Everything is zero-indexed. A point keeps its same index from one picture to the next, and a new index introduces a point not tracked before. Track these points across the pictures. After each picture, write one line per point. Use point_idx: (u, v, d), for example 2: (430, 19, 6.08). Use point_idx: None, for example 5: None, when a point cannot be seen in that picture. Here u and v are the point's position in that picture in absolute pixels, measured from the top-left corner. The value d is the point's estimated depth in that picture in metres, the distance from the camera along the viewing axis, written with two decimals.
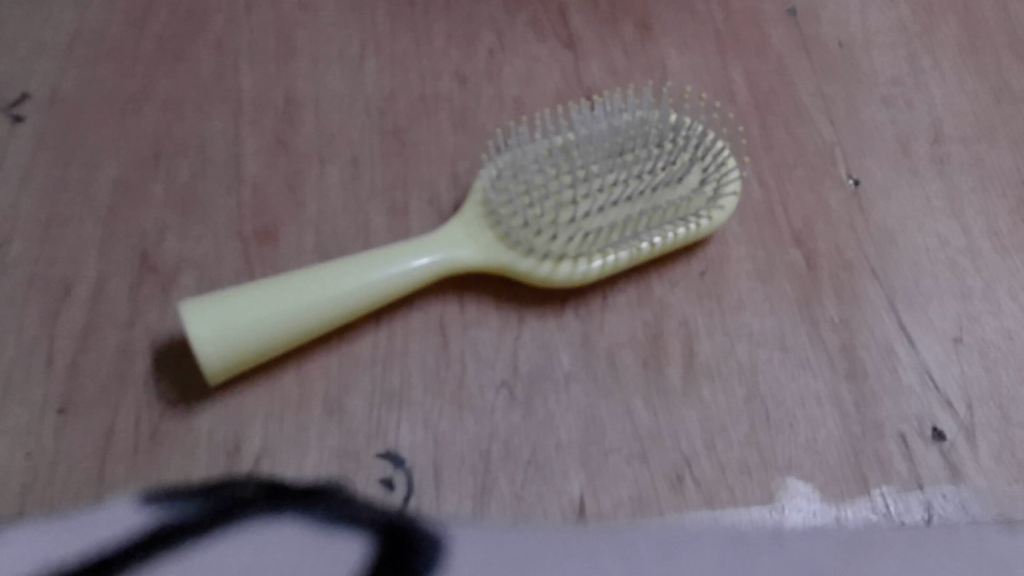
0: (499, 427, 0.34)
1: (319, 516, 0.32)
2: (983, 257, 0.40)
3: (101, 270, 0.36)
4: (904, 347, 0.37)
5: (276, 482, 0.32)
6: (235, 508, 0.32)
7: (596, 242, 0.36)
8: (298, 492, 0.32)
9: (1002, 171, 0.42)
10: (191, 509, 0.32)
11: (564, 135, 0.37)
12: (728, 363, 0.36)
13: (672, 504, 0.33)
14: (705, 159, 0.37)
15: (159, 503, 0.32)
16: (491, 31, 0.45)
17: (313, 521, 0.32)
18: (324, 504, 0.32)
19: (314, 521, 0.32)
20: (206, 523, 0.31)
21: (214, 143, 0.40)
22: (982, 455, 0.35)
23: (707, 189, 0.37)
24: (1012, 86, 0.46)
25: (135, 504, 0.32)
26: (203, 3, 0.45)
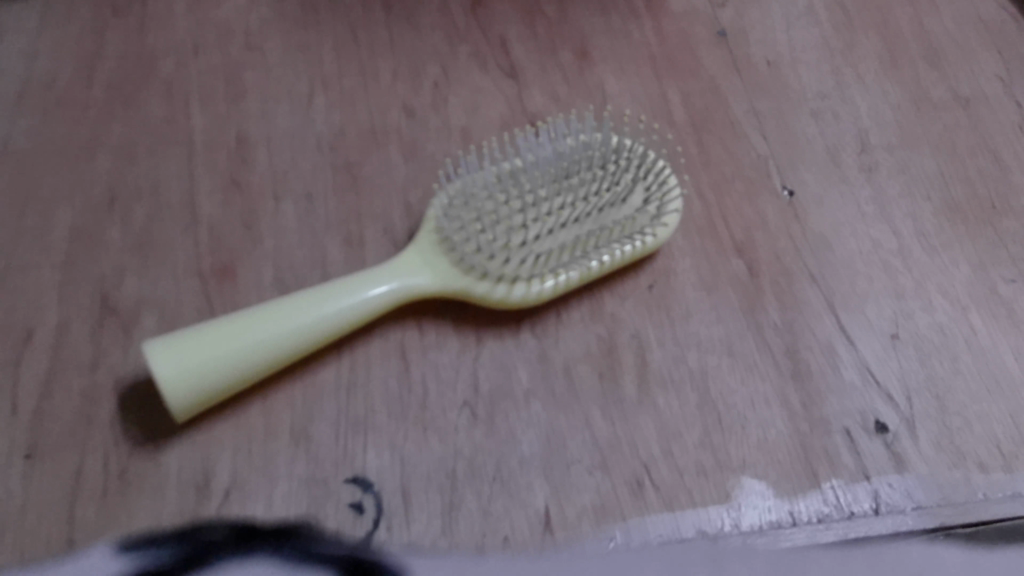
0: (464, 446, 0.35)
1: (290, 556, 0.32)
2: (913, 257, 0.42)
3: (62, 315, 0.37)
4: (844, 346, 0.39)
5: (244, 524, 0.33)
6: (208, 552, 0.32)
7: (547, 263, 0.37)
8: (267, 533, 0.33)
9: (927, 175, 0.45)
10: (166, 554, 0.32)
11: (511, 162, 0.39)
12: (680, 371, 0.38)
13: (634, 508, 0.34)
14: (647, 180, 0.39)
15: (131, 552, 0.32)
16: (436, 64, 0.47)
17: (283, 561, 0.32)
18: (294, 543, 0.33)
19: (285, 560, 0.32)
20: (182, 569, 0.32)
21: (168, 184, 0.41)
22: (923, 444, 0.37)
23: (651, 208, 0.39)
24: (931, 96, 0.48)
25: (109, 557, 0.32)
26: (150, 48, 0.46)
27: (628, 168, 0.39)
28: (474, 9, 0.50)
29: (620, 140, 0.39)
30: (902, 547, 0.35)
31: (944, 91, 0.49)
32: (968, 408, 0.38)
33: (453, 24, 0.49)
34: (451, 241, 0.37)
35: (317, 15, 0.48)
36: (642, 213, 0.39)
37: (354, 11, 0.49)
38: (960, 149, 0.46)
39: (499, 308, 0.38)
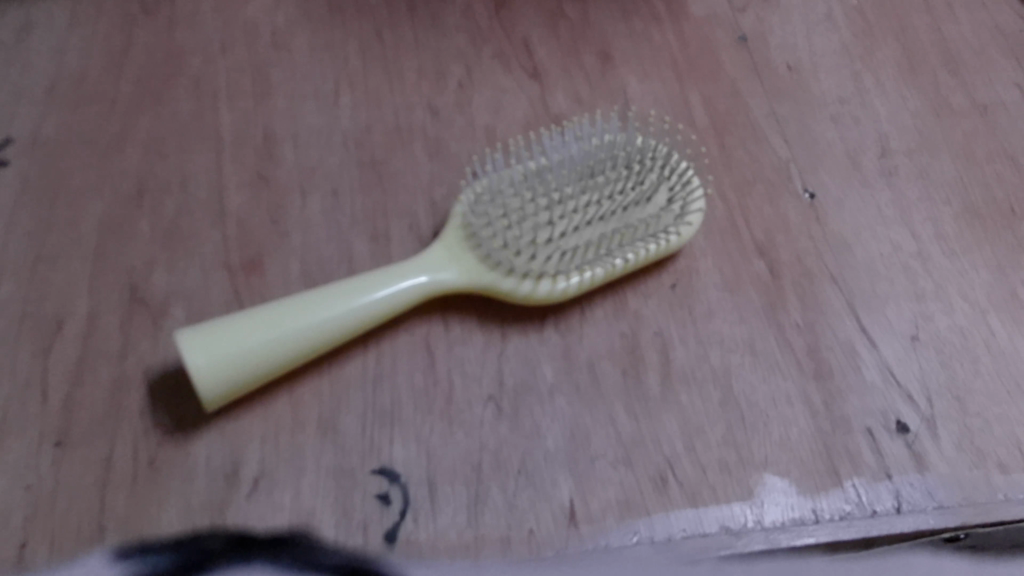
0: (489, 440, 0.35)
1: (288, 565, 0.33)
2: (933, 260, 0.42)
3: (91, 306, 0.37)
4: (865, 347, 0.39)
5: (244, 533, 0.33)
6: (206, 561, 0.32)
7: (573, 260, 0.37)
8: (266, 542, 0.33)
9: (946, 180, 0.45)
10: (164, 561, 0.32)
11: (537, 162, 0.39)
12: (703, 369, 0.38)
13: (657, 504, 0.34)
14: (671, 180, 0.40)
15: (129, 560, 0.32)
16: (460, 65, 0.47)
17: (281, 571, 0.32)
18: (292, 554, 0.33)
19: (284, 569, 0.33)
20: None
21: (197, 179, 0.41)
22: (944, 444, 0.37)
23: (675, 207, 0.39)
24: (950, 102, 0.49)
25: (136, 545, 0.32)
26: (179, 45, 0.47)
27: (653, 167, 0.39)
28: (497, 11, 0.50)
29: (645, 140, 0.40)
30: (910, 557, 0.36)
31: (963, 98, 0.49)
32: (988, 410, 0.38)
33: (477, 26, 0.49)
34: (478, 237, 0.37)
35: (343, 15, 0.49)
36: (666, 213, 0.39)
37: (379, 12, 0.49)
38: (978, 154, 0.46)
39: (525, 304, 0.38)
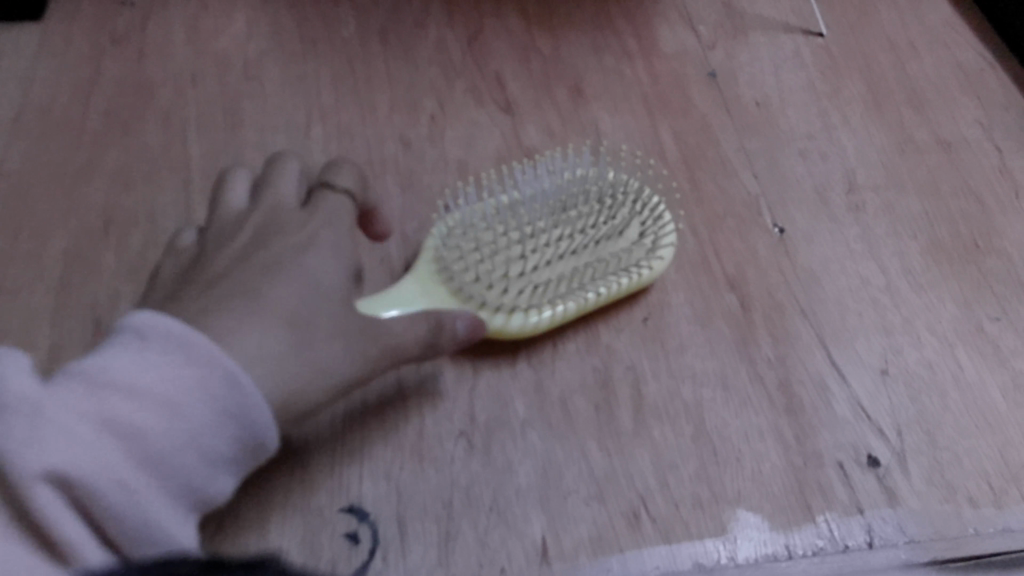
0: (460, 476, 0.35)
1: None
2: (901, 294, 0.43)
3: (53, 340, 0.37)
4: (836, 381, 0.39)
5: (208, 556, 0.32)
6: None
7: (545, 293, 0.37)
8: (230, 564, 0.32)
9: (912, 215, 0.46)
10: None
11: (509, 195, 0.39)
12: (675, 404, 0.38)
13: (630, 540, 0.34)
14: (643, 215, 0.40)
15: None
16: (433, 98, 0.47)
17: None
18: None
19: None
20: None
21: (164, 212, 0.41)
22: (914, 479, 0.37)
23: (646, 242, 0.40)
24: (916, 137, 0.49)
25: None
26: (148, 76, 0.46)
27: (625, 201, 0.39)
28: (469, 46, 0.50)
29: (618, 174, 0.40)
30: None
31: (927, 134, 0.49)
32: (957, 443, 0.38)
33: (450, 60, 0.49)
34: (451, 270, 0.37)
35: (315, 48, 0.49)
36: (638, 246, 0.40)
37: (352, 45, 0.49)
38: (944, 189, 0.47)
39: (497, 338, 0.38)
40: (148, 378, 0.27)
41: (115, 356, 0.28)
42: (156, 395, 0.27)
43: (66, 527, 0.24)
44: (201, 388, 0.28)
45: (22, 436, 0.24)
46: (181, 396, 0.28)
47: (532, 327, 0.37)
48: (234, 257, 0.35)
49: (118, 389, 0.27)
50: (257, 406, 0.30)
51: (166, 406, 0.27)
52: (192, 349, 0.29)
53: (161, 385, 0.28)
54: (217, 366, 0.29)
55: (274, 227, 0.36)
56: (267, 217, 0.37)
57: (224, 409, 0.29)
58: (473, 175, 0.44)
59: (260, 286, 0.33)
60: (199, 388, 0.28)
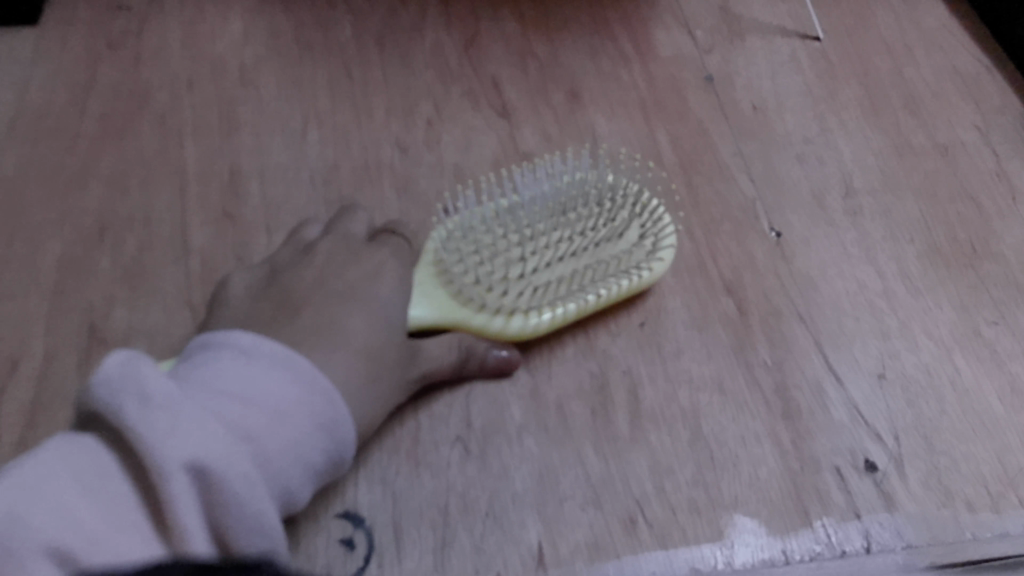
0: (456, 481, 0.35)
1: None
2: (898, 298, 0.42)
3: (48, 345, 0.37)
4: (833, 386, 0.39)
5: None
6: None
7: (545, 296, 0.37)
8: None
9: (909, 219, 0.46)
10: None
11: (507, 198, 0.39)
12: (671, 409, 0.38)
13: (627, 545, 0.34)
14: (643, 216, 0.40)
15: None
16: (429, 102, 0.47)
17: None
18: None
19: None
20: None
21: (160, 216, 0.41)
22: (912, 484, 0.37)
23: (645, 243, 0.39)
24: (913, 141, 0.49)
25: None
26: (144, 80, 0.46)
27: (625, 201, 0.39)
28: (466, 50, 0.50)
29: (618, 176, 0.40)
30: None
31: (924, 139, 0.49)
32: (954, 448, 0.38)
33: (446, 64, 0.49)
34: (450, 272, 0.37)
35: (311, 52, 0.49)
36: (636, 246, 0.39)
37: (349, 50, 0.49)
38: (941, 193, 0.47)
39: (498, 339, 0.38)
40: (252, 391, 0.28)
41: (220, 369, 0.29)
42: (265, 406, 0.28)
43: (192, 517, 0.23)
44: (298, 404, 0.29)
45: (168, 427, 0.24)
46: (283, 408, 0.29)
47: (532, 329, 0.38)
48: (306, 290, 0.35)
49: (233, 396, 0.27)
50: (345, 425, 0.31)
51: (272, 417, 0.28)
52: (282, 371, 0.30)
53: (265, 397, 0.28)
54: (313, 387, 0.30)
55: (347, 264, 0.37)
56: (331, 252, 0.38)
57: (318, 422, 0.30)
58: (471, 176, 0.44)
59: (332, 318, 0.34)
60: (297, 404, 0.29)
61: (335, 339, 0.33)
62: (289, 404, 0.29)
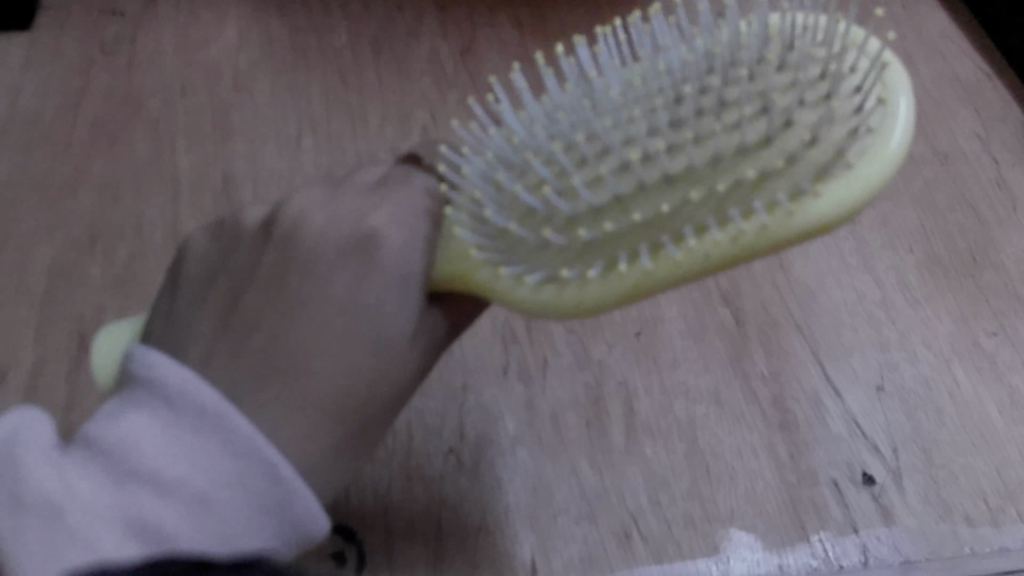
0: (450, 493, 0.35)
1: None
2: (897, 308, 0.42)
3: (38, 354, 0.37)
4: (831, 398, 0.39)
5: None
6: None
7: (614, 240, 0.25)
8: None
9: (909, 228, 0.45)
10: None
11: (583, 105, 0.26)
12: (667, 420, 0.37)
13: (620, 560, 0.34)
14: (817, 98, 0.23)
15: None
16: (425, 109, 0.47)
17: None
18: None
19: None
20: None
21: (152, 224, 0.41)
22: (910, 497, 0.36)
23: (830, 144, 0.22)
24: (913, 149, 0.48)
25: None
26: (137, 86, 0.46)
27: (781, 60, 0.24)
28: (462, 55, 0.50)
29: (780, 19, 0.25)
30: None
31: (925, 147, 0.49)
32: (953, 461, 0.37)
33: (442, 70, 0.49)
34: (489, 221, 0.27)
35: (306, 58, 0.49)
36: (832, 125, 0.23)
37: (344, 56, 0.49)
38: (940, 203, 0.46)
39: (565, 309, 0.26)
40: (176, 466, 0.23)
41: (144, 429, 0.23)
42: (183, 491, 0.23)
43: None
44: (235, 481, 0.24)
45: (44, 538, 0.22)
46: (212, 492, 0.23)
47: (633, 283, 0.24)
48: (259, 286, 0.28)
49: (147, 481, 0.23)
50: (305, 501, 0.24)
51: (197, 502, 0.23)
52: (230, 435, 0.24)
53: (188, 474, 0.23)
54: (255, 458, 0.24)
55: (314, 253, 0.28)
56: (300, 227, 0.29)
57: (258, 504, 0.24)
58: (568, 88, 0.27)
59: (297, 342, 0.26)
60: (229, 484, 0.23)
61: (299, 361, 0.26)
62: (219, 486, 0.23)
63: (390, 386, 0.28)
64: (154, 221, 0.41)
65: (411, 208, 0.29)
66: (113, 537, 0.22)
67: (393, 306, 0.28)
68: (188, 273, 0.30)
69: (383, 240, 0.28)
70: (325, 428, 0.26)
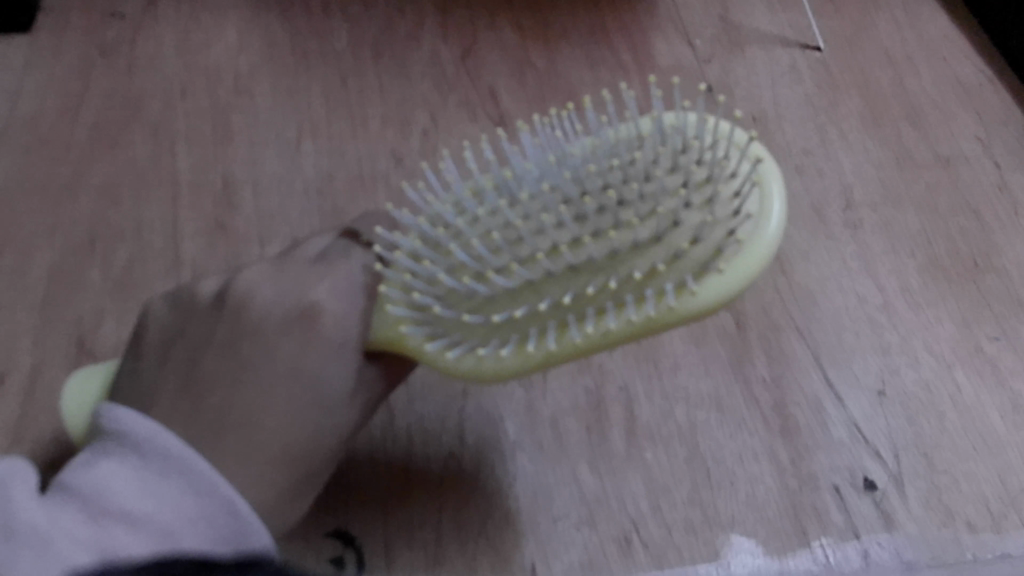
0: (448, 499, 0.35)
1: None
2: (900, 313, 0.42)
3: (37, 357, 0.37)
4: (832, 403, 0.39)
5: None
6: None
7: (518, 325, 0.27)
8: None
9: (911, 232, 0.45)
10: None
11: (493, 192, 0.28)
12: (668, 425, 0.37)
13: (621, 565, 0.34)
14: (698, 199, 0.25)
15: None
16: (425, 112, 0.47)
17: None
18: None
19: None
20: None
21: (151, 227, 0.41)
22: (912, 503, 0.36)
23: (704, 245, 0.25)
24: (915, 154, 0.48)
25: None
26: (137, 89, 0.46)
27: (674, 160, 0.26)
28: (464, 58, 0.50)
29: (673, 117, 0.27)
30: None
31: (927, 150, 0.48)
32: (955, 466, 0.37)
33: (443, 73, 0.49)
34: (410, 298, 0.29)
35: (306, 61, 0.48)
36: (711, 228, 0.25)
37: (344, 59, 0.49)
38: (942, 207, 0.46)
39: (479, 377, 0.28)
40: (145, 504, 0.26)
41: (115, 476, 0.26)
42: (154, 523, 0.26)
43: None
44: (199, 515, 0.26)
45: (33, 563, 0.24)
46: (176, 526, 0.26)
47: (541, 360, 0.26)
48: (215, 354, 0.31)
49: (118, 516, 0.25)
50: (259, 533, 0.27)
51: (162, 534, 0.26)
52: (191, 477, 0.27)
53: (155, 512, 0.26)
54: (216, 497, 0.27)
55: (263, 323, 0.31)
56: (251, 298, 0.32)
57: (218, 537, 0.27)
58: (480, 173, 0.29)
59: (247, 413, 0.29)
60: (193, 518, 0.26)
61: (251, 440, 0.29)
62: (185, 522, 0.26)
63: (332, 437, 0.31)
64: (154, 224, 0.41)
65: (350, 279, 0.32)
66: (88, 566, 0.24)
67: (333, 368, 0.31)
68: (147, 332, 0.33)
69: (325, 311, 0.31)
70: (276, 477, 0.29)
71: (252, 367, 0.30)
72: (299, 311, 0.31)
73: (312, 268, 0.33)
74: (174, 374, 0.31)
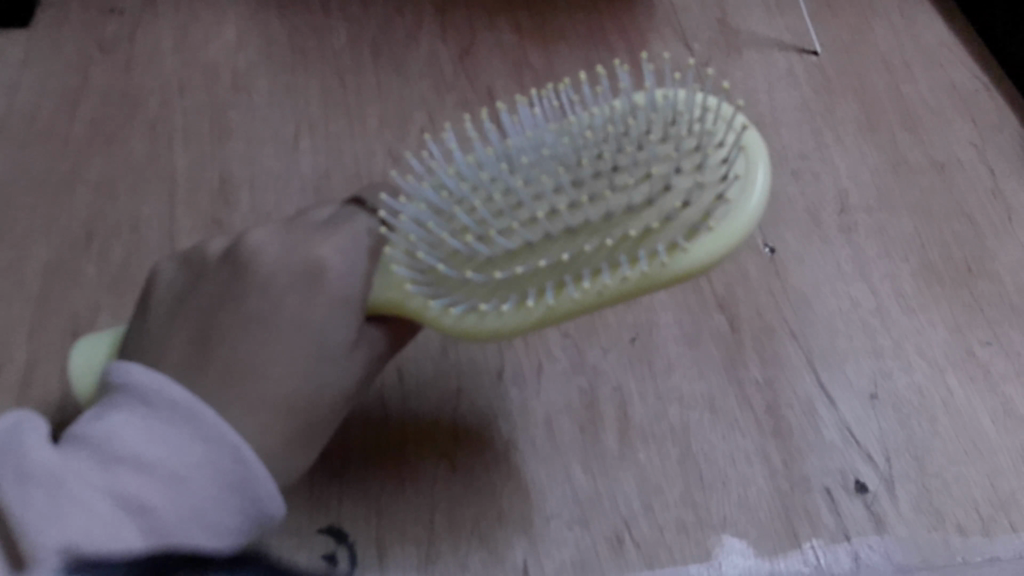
0: (441, 498, 0.35)
1: None
2: (893, 317, 0.42)
3: (32, 351, 0.37)
4: (825, 406, 0.39)
5: None
6: None
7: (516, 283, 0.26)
8: None
9: (905, 236, 0.45)
10: None
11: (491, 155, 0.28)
12: (661, 427, 0.37)
13: (612, 564, 0.34)
14: (688, 164, 0.25)
15: None
16: (423, 112, 0.47)
17: None
18: None
19: None
20: None
21: (148, 224, 0.41)
22: (902, 506, 0.37)
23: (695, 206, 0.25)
24: (910, 159, 0.48)
25: None
26: (135, 85, 0.46)
27: (665, 130, 0.26)
28: (462, 58, 0.50)
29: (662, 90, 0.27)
30: None
31: (922, 155, 0.49)
32: (946, 470, 0.38)
33: (441, 73, 0.49)
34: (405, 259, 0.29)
35: (305, 59, 0.48)
36: (701, 192, 0.25)
37: (342, 58, 0.49)
38: (936, 212, 0.46)
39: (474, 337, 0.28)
40: (155, 450, 0.25)
41: (124, 425, 0.25)
42: (163, 468, 0.25)
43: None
44: (208, 462, 0.25)
45: (45, 509, 0.23)
46: (186, 472, 0.25)
47: (541, 317, 0.26)
48: (223, 311, 0.29)
49: (126, 461, 0.24)
50: (266, 483, 0.26)
51: (172, 480, 0.25)
52: (200, 423, 0.26)
53: (165, 458, 0.25)
54: (225, 445, 0.26)
55: (271, 277, 0.29)
56: (258, 255, 0.30)
57: (227, 482, 0.26)
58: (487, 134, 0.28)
59: (254, 366, 0.28)
60: (203, 466, 0.25)
61: (257, 393, 0.27)
62: (194, 469, 0.25)
63: (338, 392, 0.29)
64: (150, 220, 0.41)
65: (357, 238, 0.30)
66: (101, 514, 0.24)
67: (338, 323, 0.29)
68: (156, 294, 0.31)
69: (333, 268, 0.29)
70: (281, 428, 0.27)
71: (260, 322, 0.28)
72: (306, 268, 0.29)
73: (321, 228, 0.31)
74: (180, 334, 0.29)
